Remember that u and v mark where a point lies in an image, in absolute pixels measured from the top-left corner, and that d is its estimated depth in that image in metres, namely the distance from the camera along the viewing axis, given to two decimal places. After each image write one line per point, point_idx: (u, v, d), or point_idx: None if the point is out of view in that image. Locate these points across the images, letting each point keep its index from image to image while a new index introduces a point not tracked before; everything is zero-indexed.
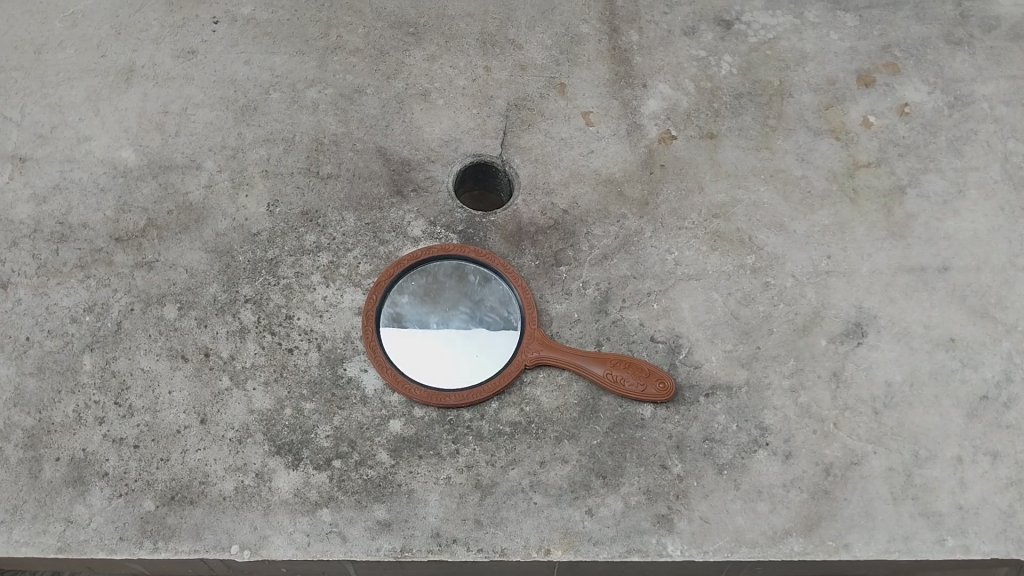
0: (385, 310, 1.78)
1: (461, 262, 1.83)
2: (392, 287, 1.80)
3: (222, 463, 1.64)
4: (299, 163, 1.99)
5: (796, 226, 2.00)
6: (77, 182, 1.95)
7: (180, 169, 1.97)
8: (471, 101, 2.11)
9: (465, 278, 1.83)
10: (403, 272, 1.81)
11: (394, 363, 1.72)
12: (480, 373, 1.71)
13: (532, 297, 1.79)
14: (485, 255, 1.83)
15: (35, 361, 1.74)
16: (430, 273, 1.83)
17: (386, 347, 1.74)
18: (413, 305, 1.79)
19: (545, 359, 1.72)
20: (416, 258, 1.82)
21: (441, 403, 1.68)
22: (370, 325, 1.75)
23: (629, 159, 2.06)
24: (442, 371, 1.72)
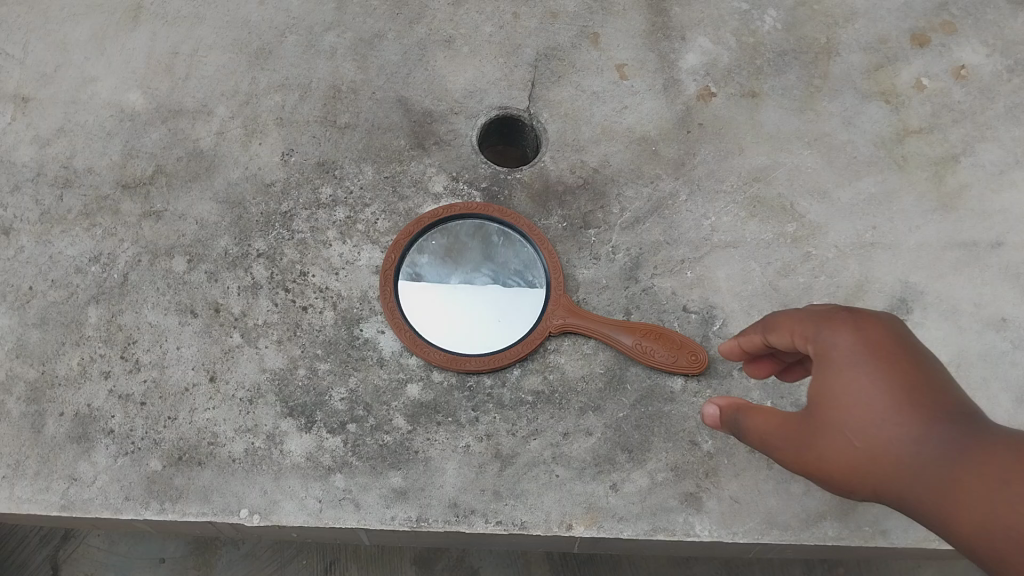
0: (403, 270, 1.68)
1: (485, 222, 1.73)
2: (412, 247, 1.70)
3: (232, 423, 1.57)
4: (315, 111, 1.89)
5: (840, 193, 1.89)
6: (82, 125, 1.85)
7: (190, 114, 1.87)
8: (498, 50, 1.99)
9: (488, 239, 1.72)
10: (423, 230, 1.71)
11: (413, 324, 1.63)
12: (502, 338, 1.62)
13: (558, 261, 1.68)
14: (510, 215, 1.72)
15: (38, 312, 1.67)
16: (451, 232, 1.73)
17: (404, 308, 1.65)
18: (434, 265, 1.70)
19: (571, 325, 1.63)
20: (437, 216, 1.71)
21: (460, 368, 1.60)
22: (388, 286, 1.66)
23: (665, 116, 1.94)
24: (462, 334, 1.63)
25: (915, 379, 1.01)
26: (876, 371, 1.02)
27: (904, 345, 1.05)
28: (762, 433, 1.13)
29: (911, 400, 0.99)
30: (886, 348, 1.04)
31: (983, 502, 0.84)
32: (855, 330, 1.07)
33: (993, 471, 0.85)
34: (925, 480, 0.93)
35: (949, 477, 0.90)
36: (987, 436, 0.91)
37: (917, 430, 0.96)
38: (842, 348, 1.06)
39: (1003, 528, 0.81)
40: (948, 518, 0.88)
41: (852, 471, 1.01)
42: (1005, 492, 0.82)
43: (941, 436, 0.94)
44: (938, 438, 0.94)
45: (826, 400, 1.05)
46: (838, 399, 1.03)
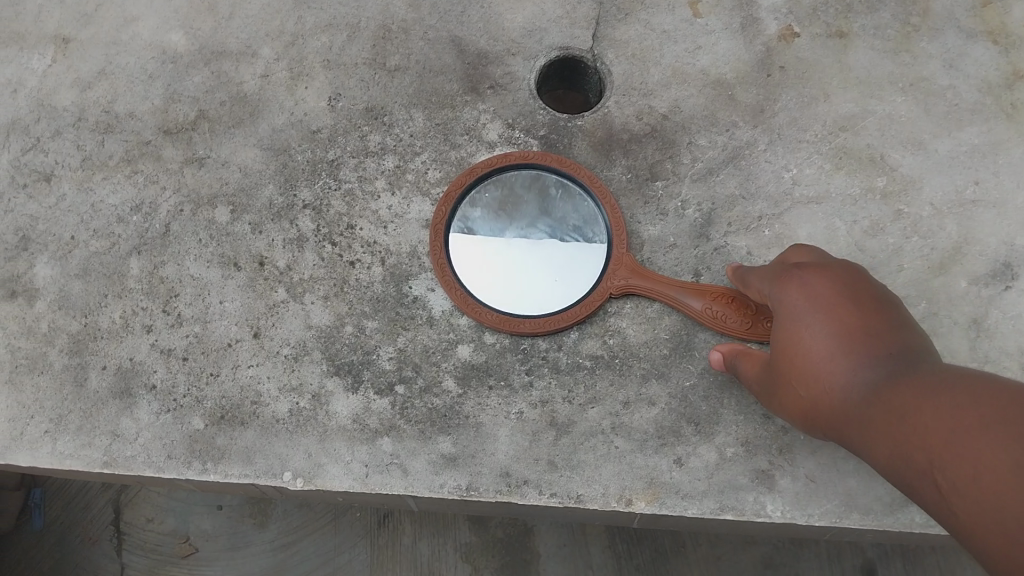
0: (455, 224, 1.58)
1: (542, 172, 1.60)
2: (464, 199, 1.60)
3: (276, 382, 1.51)
4: (364, 53, 1.77)
5: (938, 143, 1.70)
6: (123, 68, 1.77)
7: (233, 56, 1.77)
8: None
9: (545, 191, 1.60)
10: (476, 181, 1.60)
11: (463, 282, 1.53)
12: (558, 298, 1.51)
13: (621, 217, 1.55)
14: (569, 165, 1.59)
15: (80, 262, 1.62)
16: (507, 184, 1.61)
17: (454, 264, 1.54)
18: (487, 219, 1.59)
19: (635, 287, 1.50)
20: (491, 166, 1.59)
21: (512, 329, 1.49)
22: (438, 241, 1.55)
23: (743, 58, 1.77)
24: (514, 293, 1.52)
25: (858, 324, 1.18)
26: (827, 317, 1.21)
27: (860, 295, 1.23)
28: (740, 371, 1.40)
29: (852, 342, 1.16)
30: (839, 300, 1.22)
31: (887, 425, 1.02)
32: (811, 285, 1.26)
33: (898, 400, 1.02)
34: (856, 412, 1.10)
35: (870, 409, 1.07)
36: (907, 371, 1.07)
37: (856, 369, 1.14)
38: (797, 300, 1.26)
39: (899, 446, 0.98)
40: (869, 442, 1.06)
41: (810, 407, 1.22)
42: (902, 416, 0.99)
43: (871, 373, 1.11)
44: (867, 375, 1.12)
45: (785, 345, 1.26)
46: (794, 343, 1.24)
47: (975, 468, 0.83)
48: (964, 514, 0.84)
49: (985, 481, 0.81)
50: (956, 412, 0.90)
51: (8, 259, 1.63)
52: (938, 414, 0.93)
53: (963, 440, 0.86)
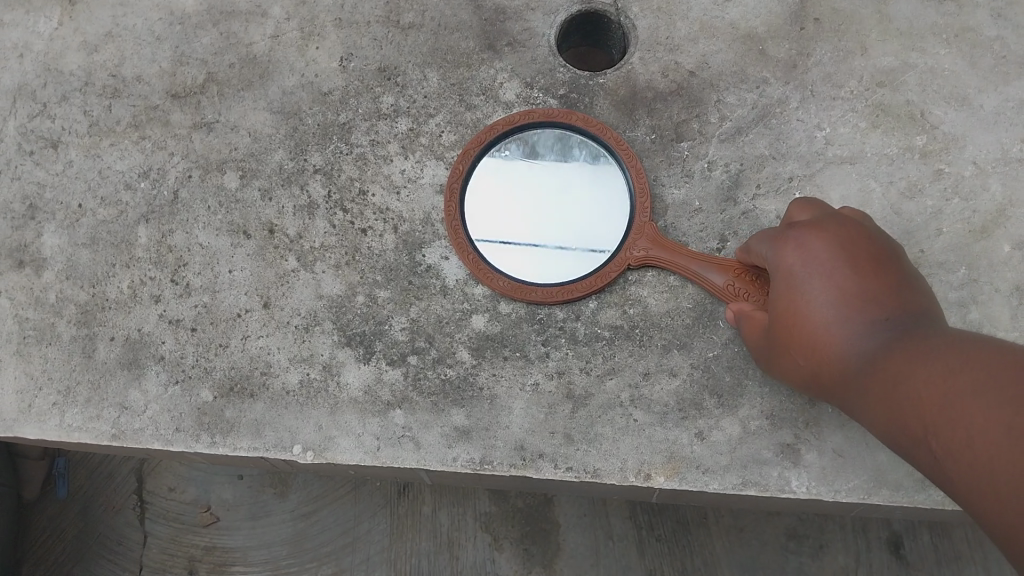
0: (472, 184, 1.50)
1: (567, 132, 1.51)
2: (483, 158, 1.52)
3: (286, 353, 1.48)
4: (376, 10, 1.69)
5: (984, 99, 1.59)
6: (130, 29, 1.72)
7: (242, 15, 1.71)
8: None
9: (569, 152, 1.51)
10: (496, 139, 1.51)
11: (479, 246, 1.47)
12: (576, 267, 1.45)
13: (648, 182, 1.46)
14: (596, 126, 1.49)
15: (88, 231, 1.59)
16: (529, 144, 1.52)
17: (470, 228, 1.48)
18: (506, 180, 1.51)
19: (651, 260, 1.43)
20: (513, 123, 1.50)
21: (527, 297, 1.44)
22: (453, 203, 1.49)
23: (776, 9, 1.66)
24: (531, 260, 1.46)
25: (856, 283, 1.12)
26: (826, 276, 1.14)
27: (859, 250, 1.16)
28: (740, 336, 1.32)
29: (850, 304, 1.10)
30: (836, 258, 1.15)
31: (889, 394, 0.97)
32: (805, 241, 1.19)
33: (900, 368, 0.97)
34: (858, 379, 1.06)
35: (872, 376, 1.02)
36: (910, 336, 1.02)
37: (856, 332, 1.08)
38: (789, 259, 1.19)
39: (901, 418, 0.94)
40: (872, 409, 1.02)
41: (809, 372, 1.17)
42: (904, 387, 0.95)
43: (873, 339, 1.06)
44: (869, 340, 1.06)
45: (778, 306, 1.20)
46: (787, 306, 1.18)
47: (973, 442, 0.79)
48: (960, 488, 0.81)
49: (980, 453, 0.78)
50: (957, 382, 0.86)
51: (16, 228, 1.61)
52: (940, 385, 0.89)
53: (963, 413, 0.82)
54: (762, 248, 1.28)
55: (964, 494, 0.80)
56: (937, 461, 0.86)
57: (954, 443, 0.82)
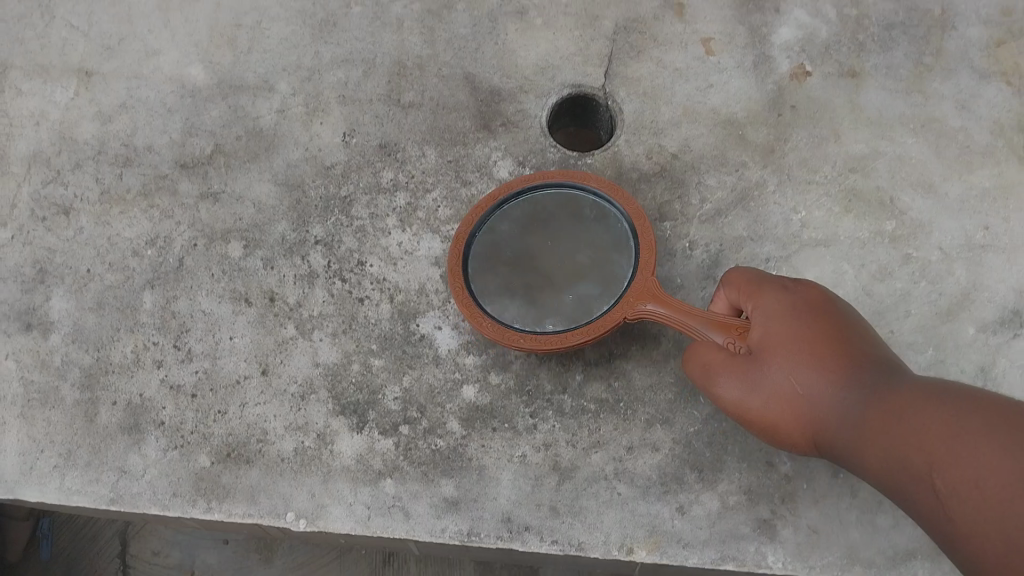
0: (479, 233, 1.50)
1: (579, 192, 1.51)
2: (494, 211, 1.52)
3: (282, 420, 1.53)
4: (378, 88, 1.79)
5: (948, 187, 1.69)
6: (144, 101, 1.81)
7: (251, 90, 1.80)
8: (574, 22, 1.84)
9: (581, 212, 1.50)
10: (510, 195, 1.52)
11: (474, 292, 1.45)
12: (569, 323, 1.41)
13: (655, 241, 1.39)
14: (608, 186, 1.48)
15: (95, 296, 1.65)
16: (538, 201, 1.52)
17: (467, 274, 1.46)
18: (515, 233, 1.51)
19: (651, 290, 1.34)
20: (529, 181, 1.51)
21: (511, 344, 1.39)
22: (457, 249, 1.48)
23: (755, 97, 1.77)
24: (526, 314, 1.43)
25: (833, 338, 1.21)
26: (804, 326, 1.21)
27: (827, 303, 1.26)
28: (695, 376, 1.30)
29: (830, 356, 1.19)
30: (809, 310, 1.24)
31: (887, 443, 1.06)
32: (782, 293, 1.26)
33: (895, 418, 1.07)
34: (846, 431, 1.13)
35: (863, 425, 1.11)
36: (895, 385, 1.12)
37: (843, 384, 1.16)
38: (768, 308, 1.25)
39: (899, 464, 1.04)
40: (862, 456, 1.10)
41: (786, 419, 1.20)
42: (900, 434, 1.05)
43: (859, 392, 1.14)
44: (856, 392, 1.14)
45: (758, 351, 1.23)
46: (768, 353, 1.22)
47: (982, 483, 0.91)
48: (970, 526, 0.92)
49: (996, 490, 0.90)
50: (959, 428, 0.98)
51: (26, 292, 1.67)
52: (937, 429, 1.00)
53: (970, 455, 0.94)
54: (734, 296, 1.33)
55: (971, 532, 0.92)
56: (941, 503, 0.96)
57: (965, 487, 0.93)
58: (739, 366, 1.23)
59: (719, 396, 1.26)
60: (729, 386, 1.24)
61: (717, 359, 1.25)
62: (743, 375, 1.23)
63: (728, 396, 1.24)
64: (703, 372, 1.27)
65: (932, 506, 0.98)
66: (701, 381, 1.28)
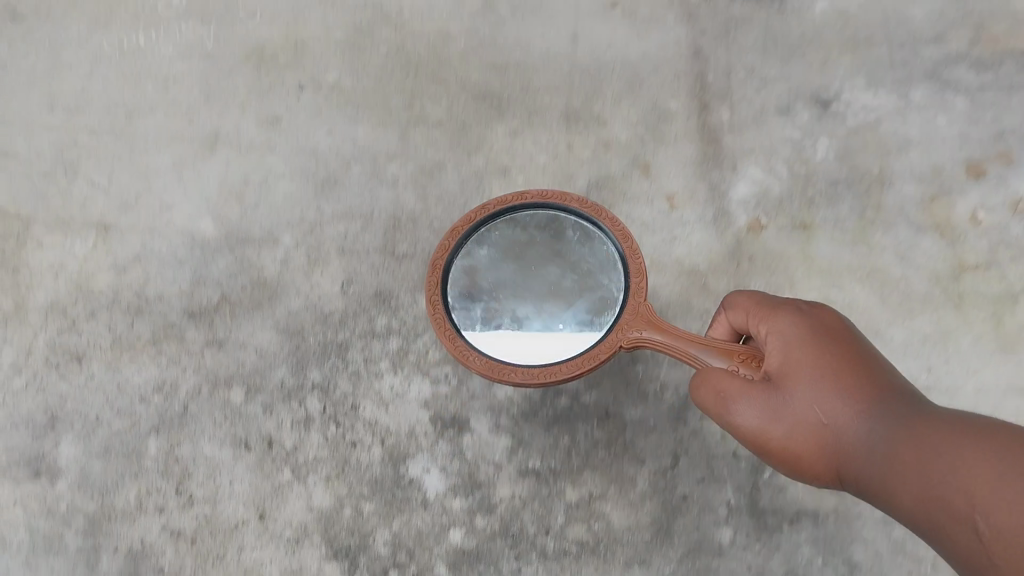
0: (454, 260, 1.58)
1: (559, 214, 1.63)
2: (473, 234, 1.60)
3: (279, 565, 1.64)
4: (376, 240, 1.98)
5: (893, 331, 1.90)
6: (157, 253, 1.96)
7: (256, 242, 1.97)
8: (553, 180, 2.09)
9: (565, 235, 1.63)
10: (486, 219, 1.61)
11: (457, 326, 1.51)
12: (565, 350, 1.50)
13: (644, 263, 1.49)
14: (589, 206, 1.58)
15: (102, 442, 1.75)
16: (518, 224, 1.64)
17: (446, 303, 1.52)
18: (491, 258, 1.63)
19: (645, 313, 1.44)
20: (504, 205, 1.61)
21: (505, 378, 1.45)
22: (436, 275, 1.54)
23: (715, 248, 2.01)
24: (515, 347, 1.52)
25: (851, 366, 1.30)
26: (820, 354, 1.31)
27: (842, 332, 1.36)
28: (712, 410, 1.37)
29: (848, 384, 1.28)
30: (824, 338, 1.33)
31: (908, 468, 1.13)
32: (797, 323, 1.36)
33: (913, 445, 1.15)
34: (866, 458, 1.21)
35: (885, 452, 1.18)
36: (913, 413, 1.20)
37: (863, 411, 1.25)
38: (785, 335, 1.35)
39: (915, 488, 1.12)
40: (880, 481, 1.18)
41: (808, 447, 1.29)
42: (919, 459, 1.12)
43: (879, 421, 1.22)
44: (875, 420, 1.23)
45: (778, 381, 1.32)
46: (787, 380, 1.31)
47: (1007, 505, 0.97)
48: (983, 542, 0.99)
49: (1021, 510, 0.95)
50: (970, 454, 1.05)
51: (37, 438, 1.77)
52: (961, 454, 1.06)
53: (991, 482, 1.01)
54: (750, 321, 1.43)
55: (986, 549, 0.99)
56: (952, 522, 1.04)
57: (976, 506, 1.01)
58: (759, 395, 1.31)
59: (737, 425, 1.33)
60: (749, 413, 1.31)
61: (736, 387, 1.32)
62: (763, 403, 1.31)
63: (750, 424, 1.32)
64: (716, 399, 1.34)
65: (948, 525, 1.05)
66: (715, 410, 1.35)
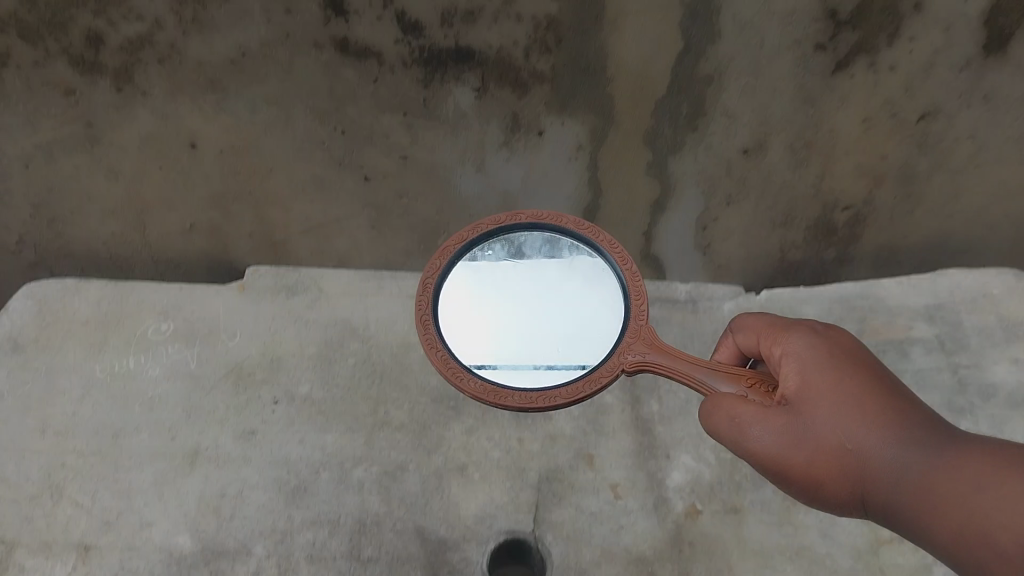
0: (446, 279, 1.93)
1: (556, 232, 1.98)
2: (472, 247, 1.96)
3: None
4: (342, 545, 2.15)
5: None
6: (134, 572, 2.12)
7: (230, 555, 2.14)
8: (505, 473, 2.30)
9: (568, 260, 2.01)
10: (477, 238, 1.95)
11: (451, 351, 1.83)
12: (555, 381, 1.80)
13: (643, 286, 1.85)
14: (585, 228, 1.94)
15: None
16: (514, 237, 2.00)
17: (436, 322, 1.87)
18: (486, 268, 2.01)
19: (646, 334, 1.76)
20: (499, 223, 1.96)
21: (502, 401, 1.74)
22: (428, 305, 1.88)
23: (658, 535, 2.19)
24: (511, 377, 1.82)
25: (863, 390, 1.61)
26: (834, 381, 1.62)
27: (851, 350, 1.71)
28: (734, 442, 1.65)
29: (861, 405, 1.59)
30: (834, 365, 1.65)
31: (915, 480, 1.48)
32: (808, 346, 1.70)
33: (919, 464, 1.49)
34: (885, 471, 1.53)
35: (905, 474, 1.50)
36: (917, 432, 1.53)
37: (880, 431, 1.55)
38: (798, 361, 1.68)
39: (921, 496, 1.46)
40: (893, 492, 1.51)
41: (828, 464, 1.58)
42: (940, 484, 1.43)
43: (891, 439, 1.54)
44: (888, 437, 1.54)
45: (796, 407, 1.63)
46: (805, 406, 1.62)
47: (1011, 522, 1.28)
48: (984, 540, 1.32)
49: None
50: (972, 476, 1.38)
51: None
52: (977, 480, 1.38)
53: (1000, 497, 1.32)
54: (766, 345, 1.78)
55: (982, 544, 1.32)
56: (967, 534, 1.35)
57: (982, 517, 1.33)
58: (778, 420, 1.61)
59: (760, 447, 1.62)
60: (769, 436, 1.61)
61: (751, 416, 1.61)
62: (788, 431, 1.61)
63: (770, 444, 1.61)
64: (731, 423, 1.62)
65: (954, 529, 1.38)
66: (736, 434, 1.63)
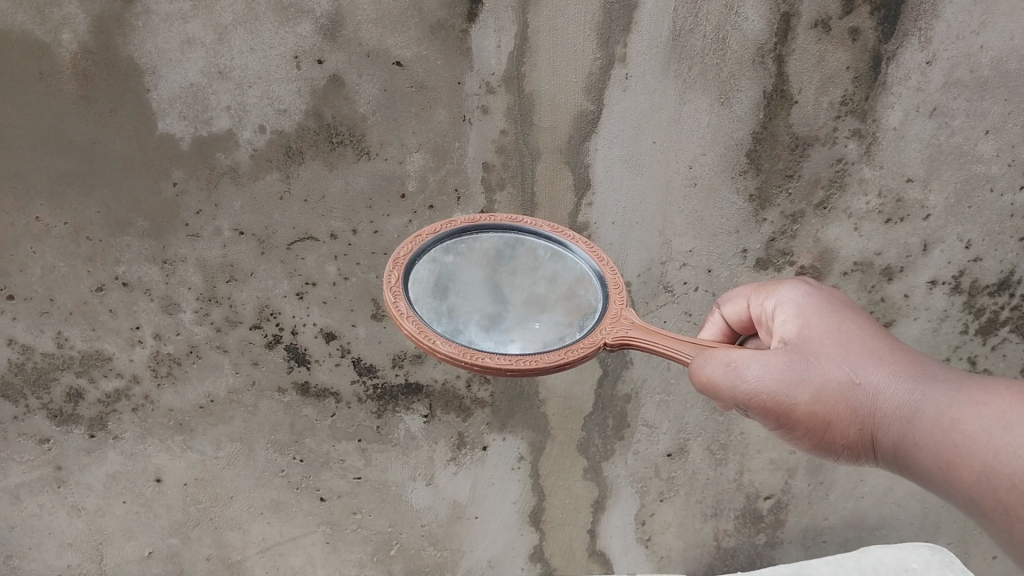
0: (416, 264, 1.45)
1: (532, 237, 1.55)
2: (438, 242, 1.50)
3: None
4: None
5: None
6: None
7: None
8: None
9: (534, 253, 1.53)
10: (453, 231, 1.52)
11: (422, 317, 1.34)
12: (540, 346, 1.34)
13: (621, 278, 1.46)
14: (561, 231, 1.55)
15: None
16: (486, 238, 1.53)
17: (411, 297, 1.38)
18: (459, 266, 1.49)
19: (627, 316, 1.36)
20: (474, 222, 1.54)
21: (476, 361, 1.27)
22: (399, 271, 1.41)
23: None
24: (487, 339, 1.34)
25: (879, 332, 1.14)
26: (848, 318, 1.17)
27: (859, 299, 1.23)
28: (717, 386, 1.20)
29: (875, 344, 1.11)
30: (847, 308, 1.21)
31: (937, 421, 0.98)
32: (807, 291, 1.25)
33: (946, 402, 0.98)
34: (905, 418, 1.03)
35: (931, 415, 0.99)
36: (951, 373, 1.02)
37: (895, 370, 1.06)
38: (797, 304, 1.23)
39: (944, 443, 0.96)
40: (917, 439, 1.01)
41: (839, 409, 1.10)
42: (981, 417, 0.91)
43: (916, 379, 1.04)
44: (909, 379, 1.05)
45: (796, 345, 1.17)
46: (809, 342, 1.15)
47: None
48: (980, 480, 0.88)
49: None
50: (994, 406, 0.91)
51: None
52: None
53: None
54: (756, 301, 1.33)
55: (993, 495, 0.87)
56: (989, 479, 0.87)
57: (972, 450, 0.90)
58: (776, 356, 1.16)
59: (752, 392, 1.16)
60: (764, 374, 1.15)
61: (746, 354, 1.18)
62: (784, 365, 1.14)
63: (767, 384, 1.14)
64: (724, 367, 1.19)
65: (963, 479, 0.91)
66: (724, 381, 1.19)
